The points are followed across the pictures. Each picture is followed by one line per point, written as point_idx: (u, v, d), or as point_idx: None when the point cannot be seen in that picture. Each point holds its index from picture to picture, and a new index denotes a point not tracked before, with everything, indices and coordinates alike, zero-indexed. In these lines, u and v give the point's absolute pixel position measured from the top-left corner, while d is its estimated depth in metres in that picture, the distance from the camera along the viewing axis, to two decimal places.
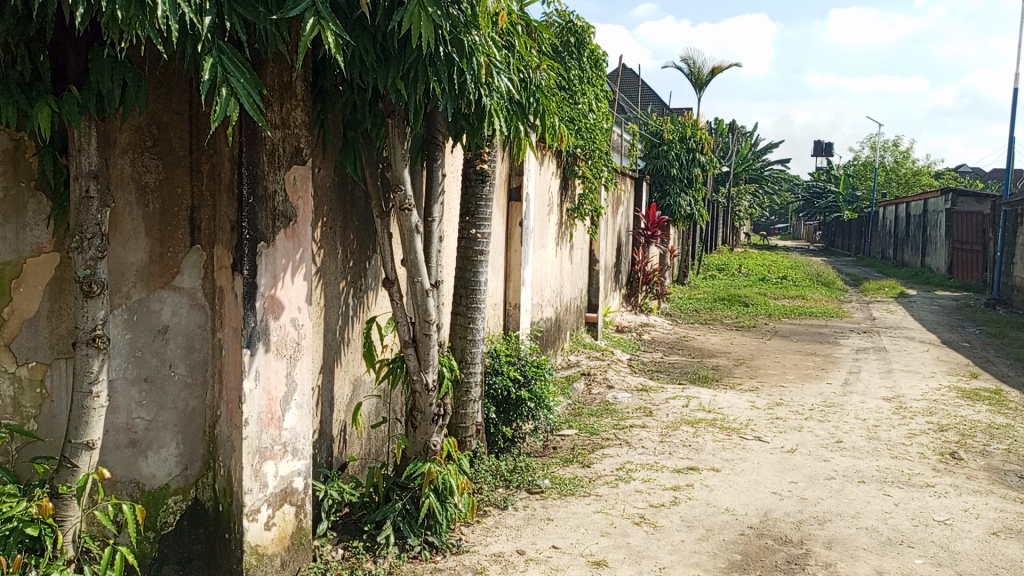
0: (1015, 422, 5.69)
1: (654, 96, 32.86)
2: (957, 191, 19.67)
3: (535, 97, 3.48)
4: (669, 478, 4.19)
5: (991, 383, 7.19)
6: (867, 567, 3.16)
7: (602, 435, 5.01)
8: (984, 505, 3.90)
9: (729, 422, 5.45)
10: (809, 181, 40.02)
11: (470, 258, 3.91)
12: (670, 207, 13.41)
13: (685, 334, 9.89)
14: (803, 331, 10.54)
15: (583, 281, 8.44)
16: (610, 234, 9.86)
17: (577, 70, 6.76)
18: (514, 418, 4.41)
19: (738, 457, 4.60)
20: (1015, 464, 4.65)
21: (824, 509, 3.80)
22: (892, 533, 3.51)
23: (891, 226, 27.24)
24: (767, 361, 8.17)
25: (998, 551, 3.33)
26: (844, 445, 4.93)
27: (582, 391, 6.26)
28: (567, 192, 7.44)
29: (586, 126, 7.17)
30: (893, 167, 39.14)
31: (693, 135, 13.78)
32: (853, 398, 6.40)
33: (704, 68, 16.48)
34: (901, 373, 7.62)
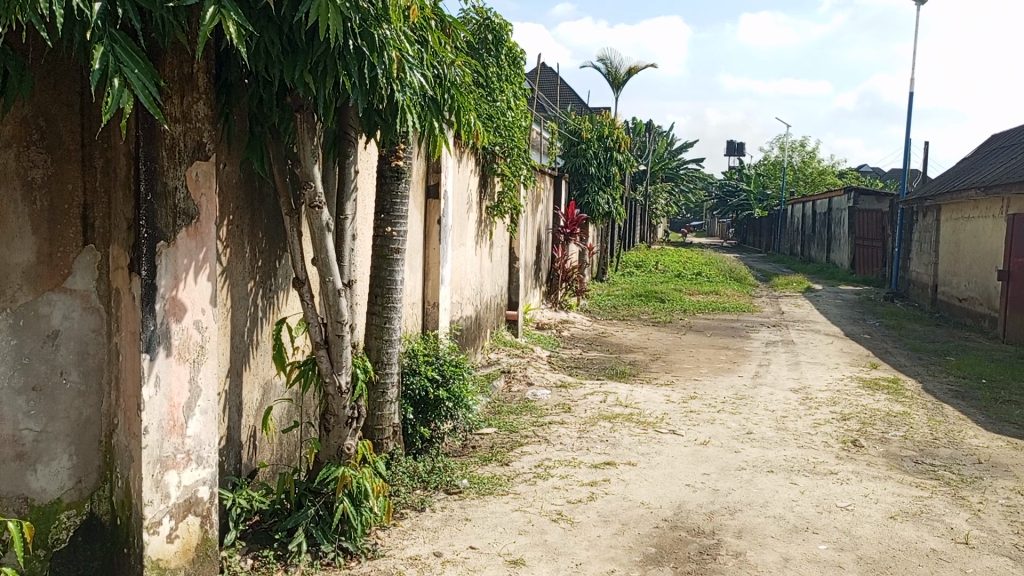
0: (910, 409, 6.00)
1: (572, 95, 33.26)
2: (859, 190, 20.65)
3: (449, 93, 3.44)
4: (586, 474, 4.23)
5: (889, 372, 7.57)
6: (774, 554, 3.26)
7: (520, 433, 5.01)
8: (882, 490, 4.09)
9: (645, 416, 5.55)
10: (722, 180, 41.34)
11: (386, 257, 3.83)
12: (588, 205, 13.56)
13: (603, 330, 10.03)
14: (715, 326, 10.86)
15: (503, 279, 8.44)
16: (529, 232, 9.89)
17: (495, 67, 6.75)
18: (433, 419, 4.37)
19: (653, 451, 4.68)
20: (911, 449, 4.89)
21: (734, 500, 3.91)
22: (798, 520, 3.64)
23: (798, 224, 28.37)
24: (682, 355, 8.37)
25: (895, 534, 3.49)
26: (754, 436, 5.09)
27: (502, 388, 6.25)
28: (486, 189, 7.41)
29: (504, 124, 7.17)
30: (800, 167, 40.80)
31: (610, 134, 13.99)
32: (763, 390, 6.63)
33: (621, 68, 16.76)
34: (808, 365, 7.93)
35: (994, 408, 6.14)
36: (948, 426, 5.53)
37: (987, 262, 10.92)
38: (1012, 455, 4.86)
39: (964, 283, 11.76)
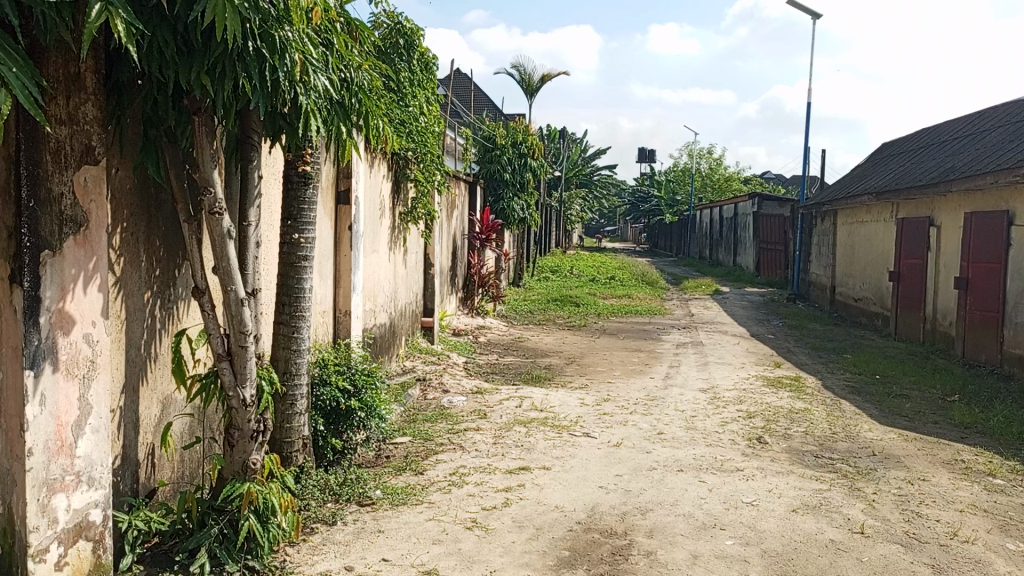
0: (812, 406, 6.27)
1: (486, 102, 33.39)
2: (762, 196, 21.51)
3: (357, 97, 3.37)
4: (501, 479, 4.22)
5: (791, 371, 7.89)
6: (684, 552, 3.34)
7: (436, 441, 4.97)
8: (785, 484, 4.24)
9: (560, 420, 5.59)
10: (634, 187, 42.33)
11: (293, 265, 3.73)
12: (503, 211, 13.63)
13: (520, 335, 10.08)
14: (628, 329, 11.08)
15: (418, 285, 8.36)
16: (444, 238, 9.83)
17: (406, 72, 6.71)
18: (344, 430, 4.27)
19: (567, 455, 4.73)
20: (812, 444, 5.11)
21: (646, 500, 3.97)
22: (707, 517, 3.74)
23: (707, 229, 29.34)
24: (596, 359, 8.49)
25: (797, 527, 3.63)
26: (664, 436, 5.21)
27: (417, 396, 6.19)
28: (399, 195, 7.33)
29: (417, 130, 7.11)
30: (708, 174, 42.23)
31: (524, 139, 13.91)
32: (673, 391, 6.79)
33: (534, 75, 16.93)
34: (716, 365, 8.18)
35: (886, 402, 6.49)
36: (846, 421, 5.81)
37: (879, 264, 11.54)
38: (903, 446, 5.13)
39: (859, 284, 12.40)
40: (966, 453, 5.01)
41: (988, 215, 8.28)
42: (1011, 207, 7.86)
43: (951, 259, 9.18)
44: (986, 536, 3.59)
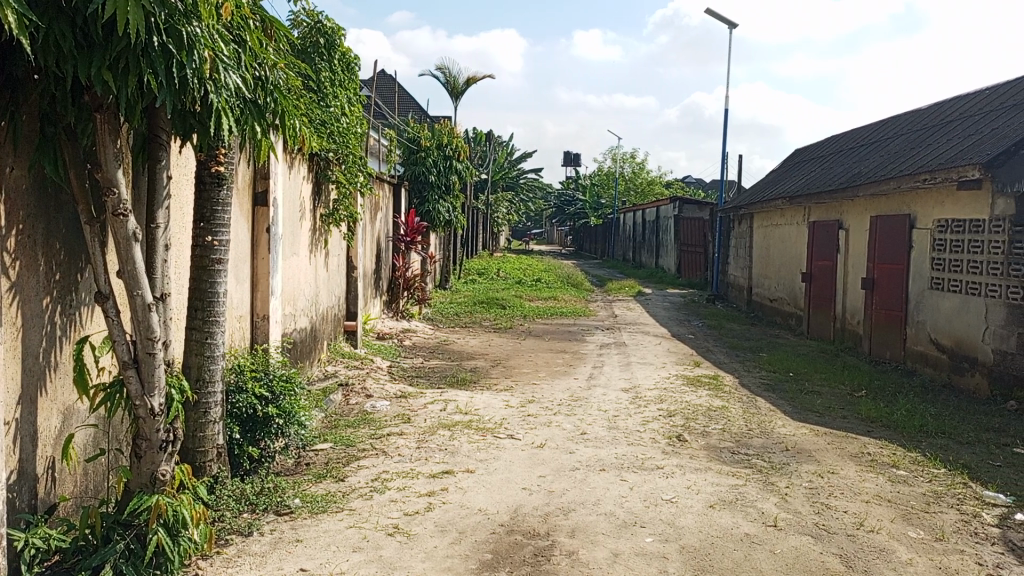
0: (728, 403, 6.45)
1: (411, 103, 33.15)
2: (682, 200, 22.07)
3: (272, 96, 3.28)
4: (423, 484, 4.19)
5: (710, 369, 8.11)
6: (604, 550, 3.38)
7: (358, 446, 4.88)
8: (703, 481, 4.34)
9: (484, 422, 5.58)
10: (560, 190, 42.79)
11: (207, 268, 3.60)
12: (428, 213, 13.52)
13: (445, 338, 10.04)
14: (554, 330, 11.17)
15: (341, 289, 8.21)
16: (368, 240, 9.69)
17: (327, 72, 6.60)
18: (262, 437, 4.16)
19: (491, 457, 4.72)
20: (729, 441, 5.25)
21: (568, 500, 4.01)
22: (627, 516, 3.79)
23: (630, 231, 29.91)
24: (521, 360, 8.53)
25: (714, 523, 3.72)
26: (587, 436, 5.27)
27: (339, 401, 6.08)
28: (320, 197, 7.18)
29: (338, 130, 6.98)
30: (632, 177, 43.06)
31: (450, 142, 13.86)
32: (597, 391, 6.88)
33: (459, 77, 16.91)
34: (638, 365, 8.33)
35: (799, 399, 6.73)
36: (761, 417, 6.00)
37: (792, 266, 11.98)
38: (814, 441, 5.33)
39: (774, 285, 12.85)
40: (871, 446, 5.24)
41: (891, 218, 8.68)
42: (911, 210, 8.27)
43: (858, 261, 9.59)
44: (890, 525, 3.76)
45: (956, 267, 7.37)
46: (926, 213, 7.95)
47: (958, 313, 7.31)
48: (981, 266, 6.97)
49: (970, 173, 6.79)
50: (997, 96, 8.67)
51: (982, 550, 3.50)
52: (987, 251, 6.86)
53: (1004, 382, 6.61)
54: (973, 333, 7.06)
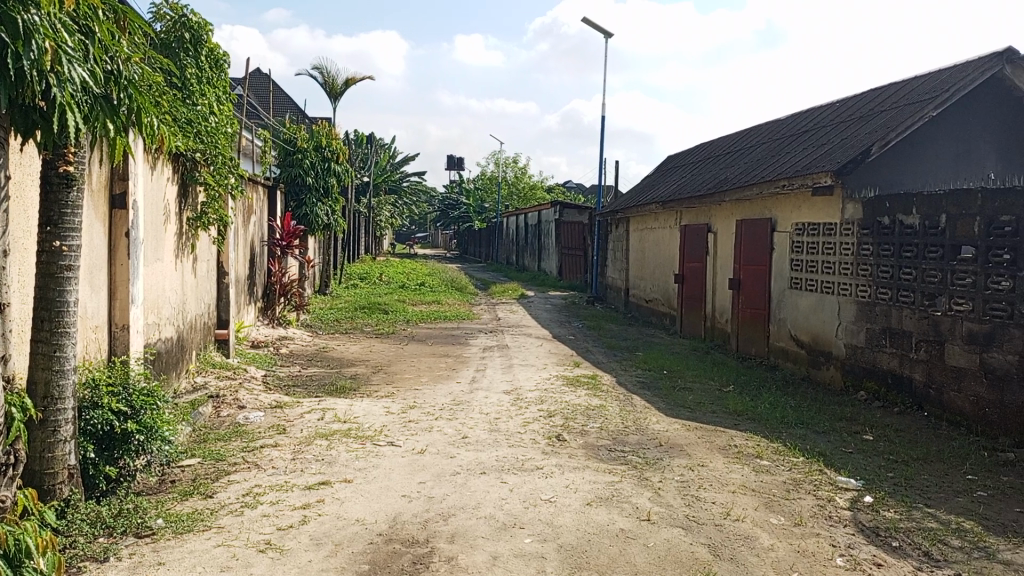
0: (606, 402, 6.62)
1: (288, 104, 32.18)
2: (563, 204, 22.53)
3: (127, 92, 3.08)
4: (298, 496, 4.05)
5: (589, 370, 8.30)
6: (484, 554, 3.37)
7: (228, 461, 4.66)
8: (580, 479, 4.43)
9: (364, 430, 5.47)
10: (444, 194, 42.71)
11: (54, 275, 3.33)
12: (306, 217, 13.12)
13: (324, 345, 9.78)
14: (436, 335, 11.11)
15: (211, 296, 7.83)
16: (240, 244, 9.30)
17: (192, 69, 6.30)
18: (120, 456, 3.90)
19: (370, 465, 4.63)
20: (606, 439, 5.39)
21: (448, 505, 3.98)
22: (507, 518, 3.81)
23: (513, 235, 30.23)
24: (403, 366, 8.43)
25: (590, 520, 3.80)
26: (468, 440, 5.26)
27: (210, 414, 5.79)
28: (186, 199, 6.82)
29: (206, 129, 6.64)
30: (514, 182, 43.57)
31: (327, 144, 13.53)
32: (479, 395, 6.89)
33: (337, 78, 16.57)
34: (520, 367, 8.41)
35: (672, 396, 6.99)
36: (636, 415, 6.19)
37: (666, 268, 12.46)
38: (685, 436, 5.55)
39: (649, 286, 13.31)
40: (738, 438, 5.51)
41: (755, 222, 9.17)
42: (773, 214, 8.76)
43: (726, 262, 10.08)
44: (754, 513, 3.96)
45: (812, 267, 7.87)
46: (785, 217, 8.46)
47: (814, 310, 7.82)
48: (834, 266, 7.47)
49: (823, 180, 7.27)
50: (845, 109, 9.34)
51: (835, 532, 3.75)
52: (839, 252, 7.36)
53: (855, 374, 7.13)
54: (828, 328, 7.56)
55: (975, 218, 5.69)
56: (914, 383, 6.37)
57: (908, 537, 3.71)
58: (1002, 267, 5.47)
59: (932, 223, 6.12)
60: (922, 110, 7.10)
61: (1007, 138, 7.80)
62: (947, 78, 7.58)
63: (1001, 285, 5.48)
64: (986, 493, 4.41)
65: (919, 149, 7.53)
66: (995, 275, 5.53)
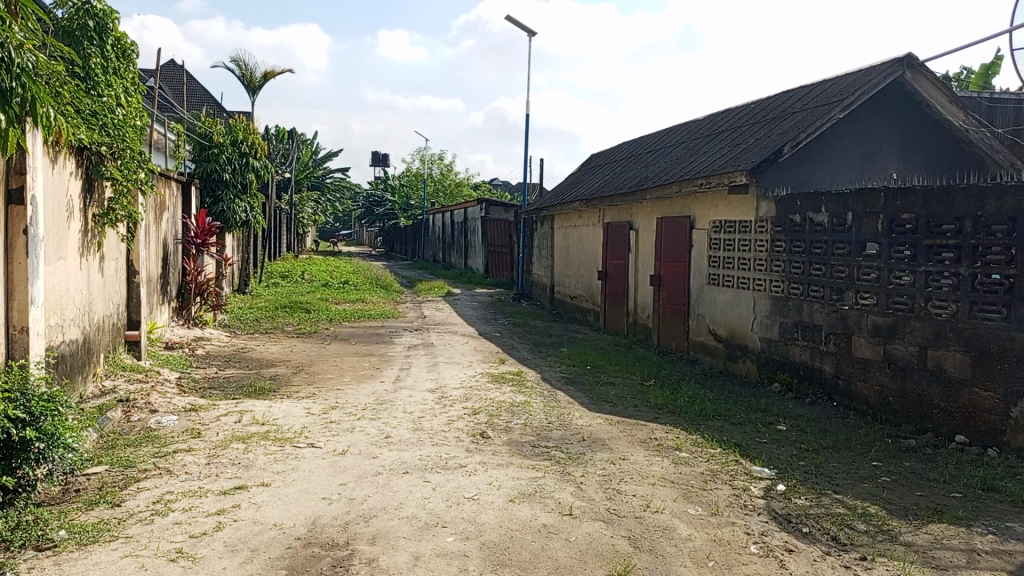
0: (530, 398, 6.65)
1: (204, 97, 31.17)
2: (489, 202, 22.55)
3: (19, 81, 2.91)
4: (213, 502, 3.92)
5: (513, 366, 8.32)
6: (405, 555, 3.33)
7: (138, 467, 4.47)
8: (504, 476, 4.43)
9: (283, 432, 5.34)
10: (368, 191, 42.16)
11: None
12: (222, 214, 12.72)
13: (243, 345, 9.51)
14: (360, 333, 10.95)
15: (120, 295, 7.49)
16: (152, 241, 8.93)
17: (97, 58, 6.01)
18: (19, 465, 3.69)
19: (289, 468, 4.52)
20: (530, 435, 5.41)
21: (370, 506, 3.92)
22: (429, 517, 3.78)
23: (439, 232, 30.09)
24: (325, 366, 8.28)
25: (513, 516, 3.80)
26: (391, 440, 5.20)
27: (119, 419, 5.55)
28: (91, 195, 6.49)
29: (113, 122, 6.34)
30: (440, 179, 43.38)
31: (244, 138, 13.14)
32: (402, 393, 6.82)
33: (256, 71, 16.13)
34: (445, 365, 8.37)
35: (595, 391, 7.07)
36: (560, 410, 6.24)
37: (590, 265, 12.61)
38: (607, 430, 5.62)
39: (573, 283, 13.45)
40: (658, 431, 5.62)
41: (675, 220, 9.38)
42: (691, 212, 8.97)
43: (647, 259, 10.27)
44: (673, 505, 4.05)
45: (729, 264, 8.10)
46: (704, 215, 8.67)
47: (731, 305, 8.05)
48: (749, 262, 7.70)
49: (738, 178, 7.49)
50: (759, 110, 9.66)
51: (750, 521, 3.86)
52: (754, 248, 7.59)
53: (770, 366, 7.37)
54: (744, 322, 7.79)
55: (879, 216, 5.96)
56: (825, 375, 6.63)
57: (817, 523, 3.85)
58: (904, 262, 5.74)
59: (839, 221, 6.38)
60: (829, 112, 7.44)
61: (909, 141, 8.19)
62: (853, 81, 7.93)
63: (903, 280, 5.75)
64: (890, 478, 4.63)
65: (827, 150, 7.84)
66: (897, 270, 5.80)
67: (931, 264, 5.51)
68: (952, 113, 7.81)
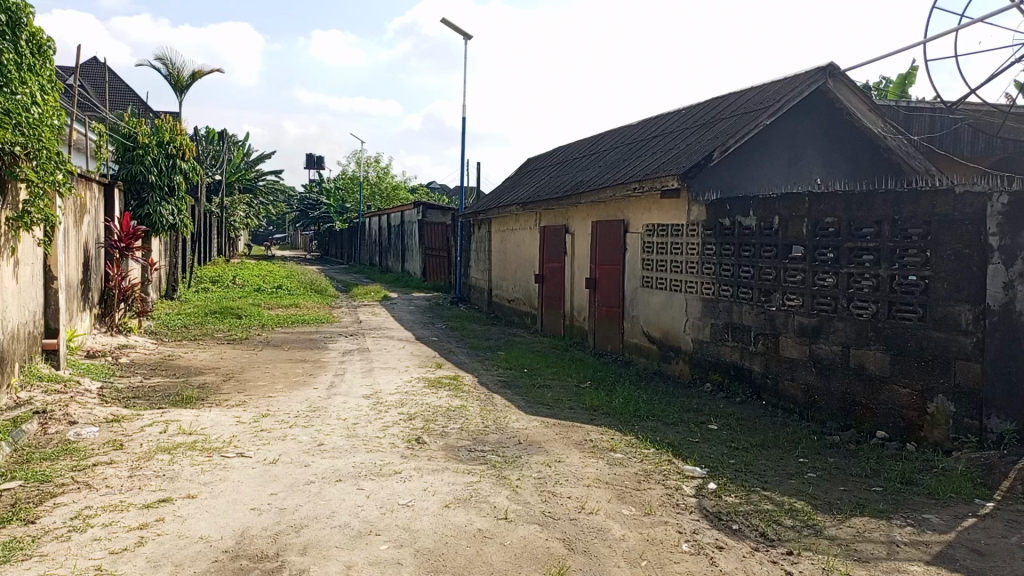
0: (467, 403, 6.63)
1: (130, 96, 30.17)
2: (426, 205, 22.41)
3: None
4: (136, 516, 3.77)
5: (450, 370, 8.29)
6: (337, 564, 3.27)
7: (55, 482, 4.28)
8: (439, 481, 4.39)
9: (211, 442, 5.18)
10: (303, 194, 41.44)
11: None
12: (148, 217, 12.29)
13: (170, 353, 9.21)
14: (294, 339, 10.74)
15: (36, 302, 7.16)
16: (72, 246, 8.56)
17: (10, 54, 5.73)
18: None
19: (217, 479, 4.39)
20: (466, 440, 5.39)
21: (301, 516, 3.84)
22: (362, 525, 3.72)
23: (375, 236, 29.76)
24: (256, 372, 8.08)
25: (448, 522, 3.78)
26: (324, 447, 5.10)
27: (35, 431, 5.29)
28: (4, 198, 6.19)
29: (28, 121, 6.06)
30: (377, 182, 42.94)
31: (171, 139, 12.74)
32: (336, 400, 6.71)
33: (184, 70, 15.67)
34: (380, 370, 8.28)
35: (532, 393, 7.09)
36: (496, 414, 6.24)
37: (527, 268, 12.66)
38: (544, 432, 5.65)
39: (511, 286, 13.48)
40: (593, 433, 5.67)
41: (609, 223, 9.49)
42: (625, 216, 9.10)
43: (583, 262, 10.36)
44: (607, 505, 4.08)
45: (662, 267, 8.24)
46: (637, 218, 8.80)
47: (664, 307, 8.19)
48: (681, 265, 7.85)
49: (670, 183, 7.64)
50: (689, 116, 9.86)
51: (682, 519, 3.93)
52: (686, 251, 7.74)
53: (701, 366, 7.53)
54: (677, 324, 7.94)
55: (804, 220, 6.14)
56: (754, 374, 6.79)
57: (747, 520, 3.94)
58: (827, 264, 5.93)
59: (766, 225, 6.56)
60: (756, 118, 7.66)
61: (831, 147, 8.47)
62: (778, 89, 8.17)
63: (827, 282, 5.94)
64: (815, 474, 4.77)
65: (754, 155, 8.06)
66: (821, 272, 5.99)
67: (853, 266, 5.71)
68: (871, 121, 8.13)
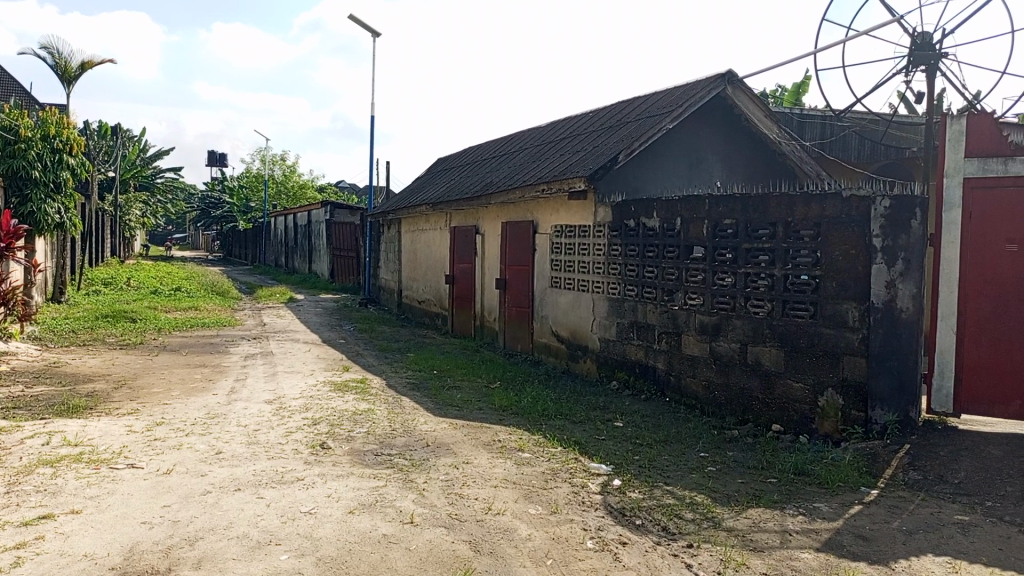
0: (374, 406, 6.52)
1: (12, 87, 28.30)
2: (334, 204, 21.95)
3: None
4: (12, 535, 3.52)
5: (357, 373, 8.13)
6: None
7: None
8: (343, 487, 4.29)
9: (99, 453, 4.90)
10: (204, 192, 39.88)
11: None
12: (31, 216, 11.53)
13: (55, 360, 8.67)
14: (193, 343, 10.30)
15: None
16: None
17: None
18: None
19: (105, 492, 4.15)
20: (373, 443, 5.29)
21: (196, 528, 3.68)
22: (261, 535, 3.59)
23: (281, 236, 28.92)
24: (150, 379, 7.70)
25: (351, 528, 3.69)
26: (222, 456, 4.91)
27: None
28: None
29: None
30: (282, 180, 41.77)
31: (57, 133, 12.01)
32: (236, 406, 6.47)
33: (72, 60, 14.83)
34: (284, 374, 8.04)
35: (441, 395, 7.04)
36: (404, 416, 6.15)
37: (437, 268, 12.58)
38: (451, 434, 5.61)
39: (421, 287, 13.37)
40: (502, 433, 5.67)
41: (518, 224, 9.54)
42: (534, 217, 9.15)
43: (493, 263, 10.38)
44: (514, 505, 4.09)
45: (569, 268, 8.34)
46: (546, 219, 8.87)
47: (572, 307, 8.30)
48: (588, 265, 7.97)
49: (577, 184, 7.72)
50: (596, 119, 10.01)
51: (587, 516, 3.97)
52: (593, 252, 7.86)
53: (608, 364, 7.66)
54: (584, 323, 8.05)
55: (704, 222, 6.34)
56: (658, 371, 6.95)
57: (649, 515, 4.02)
58: (726, 265, 6.13)
59: (669, 226, 6.73)
60: (659, 122, 7.81)
61: (729, 151, 8.77)
62: (680, 94, 8.39)
63: (726, 281, 6.14)
64: (715, 468, 4.93)
65: (657, 158, 8.26)
66: (720, 272, 6.19)
67: (750, 266, 5.92)
68: (767, 127, 8.46)
